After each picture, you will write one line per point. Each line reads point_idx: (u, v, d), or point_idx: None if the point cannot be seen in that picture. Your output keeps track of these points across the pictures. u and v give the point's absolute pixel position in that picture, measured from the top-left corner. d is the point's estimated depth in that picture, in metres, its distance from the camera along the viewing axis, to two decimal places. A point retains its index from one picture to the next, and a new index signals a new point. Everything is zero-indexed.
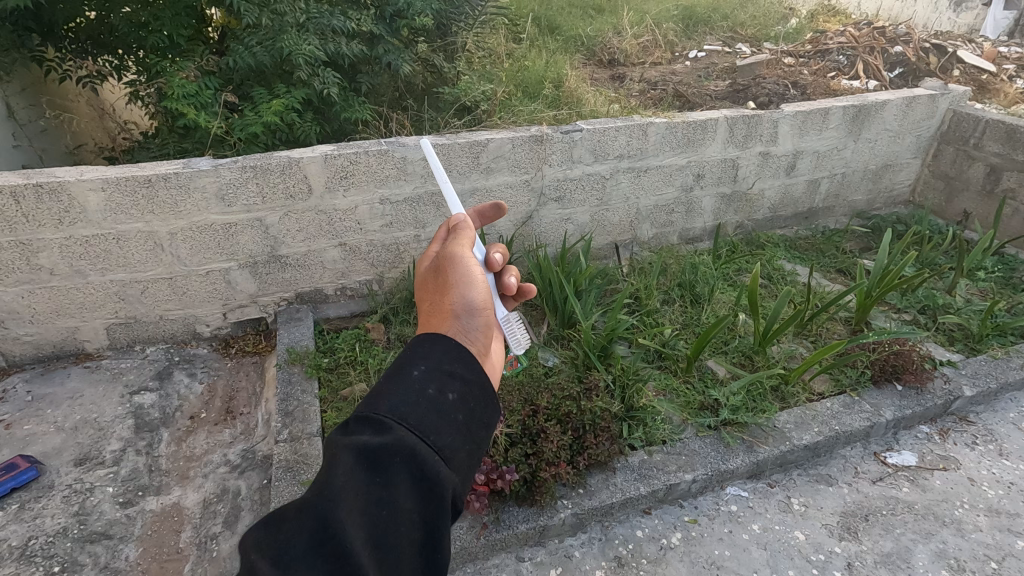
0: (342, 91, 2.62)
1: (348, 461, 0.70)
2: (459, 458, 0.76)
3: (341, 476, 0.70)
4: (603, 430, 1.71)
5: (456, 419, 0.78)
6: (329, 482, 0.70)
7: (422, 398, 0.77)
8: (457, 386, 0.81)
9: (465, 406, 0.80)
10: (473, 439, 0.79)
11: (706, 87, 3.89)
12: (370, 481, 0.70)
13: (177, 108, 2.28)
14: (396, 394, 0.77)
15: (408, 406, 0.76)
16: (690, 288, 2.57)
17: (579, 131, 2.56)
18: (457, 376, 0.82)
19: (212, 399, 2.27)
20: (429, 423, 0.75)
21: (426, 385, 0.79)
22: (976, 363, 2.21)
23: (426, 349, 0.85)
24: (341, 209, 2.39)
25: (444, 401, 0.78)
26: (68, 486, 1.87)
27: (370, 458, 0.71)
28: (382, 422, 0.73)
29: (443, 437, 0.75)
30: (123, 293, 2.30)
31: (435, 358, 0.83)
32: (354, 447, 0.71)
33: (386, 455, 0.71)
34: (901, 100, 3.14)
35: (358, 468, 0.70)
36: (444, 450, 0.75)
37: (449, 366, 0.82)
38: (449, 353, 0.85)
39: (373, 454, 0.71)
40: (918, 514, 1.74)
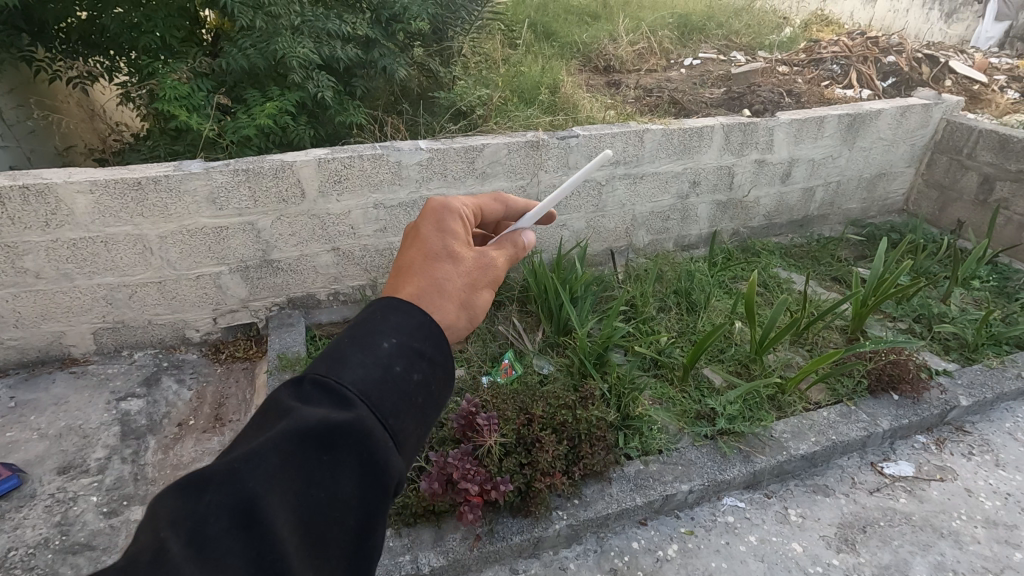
0: (337, 95, 2.59)
1: (296, 435, 0.65)
2: (410, 445, 0.72)
3: (284, 447, 0.64)
4: (598, 439, 1.69)
5: (416, 402, 0.73)
6: (268, 453, 0.64)
7: (387, 376, 0.72)
8: (424, 368, 0.76)
9: (427, 390, 0.75)
10: (427, 425, 0.75)
11: (702, 94, 3.89)
12: (316, 459, 0.65)
13: (168, 109, 2.25)
14: (360, 366, 0.72)
15: (370, 382, 0.70)
16: (686, 296, 2.56)
17: (575, 137, 2.55)
18: (426, 356, 0.77)
19: (201, 406, 2.23)
20: (388, 404, 0.70)
21: (393, 362, 0.73)
22: (972, 373, 2.20)
23: (404, 322, 0.79)
24: (335, 213, 2.36)
25: (408, 381, 0.73)
26: (50, 495, 1.82)
27: (319, 434, 0.65)
28: (342, 397, 0.68)
29: (400, 421, 0.71)
30: (111, 297, 2.26)
31: (407, 331, 0.78)
32: (304, 420, 0.66)
33: (338, 434, 0.65)
34: (895, 109, 3.15)
35: (304, 445, 0.65)
36: (399, 435, 0.71)
37: (420, 345, 0.77)
38: (422, 330, 0.79)
39: (325, 430, 0.65)
40: (916, 525, 1.72)
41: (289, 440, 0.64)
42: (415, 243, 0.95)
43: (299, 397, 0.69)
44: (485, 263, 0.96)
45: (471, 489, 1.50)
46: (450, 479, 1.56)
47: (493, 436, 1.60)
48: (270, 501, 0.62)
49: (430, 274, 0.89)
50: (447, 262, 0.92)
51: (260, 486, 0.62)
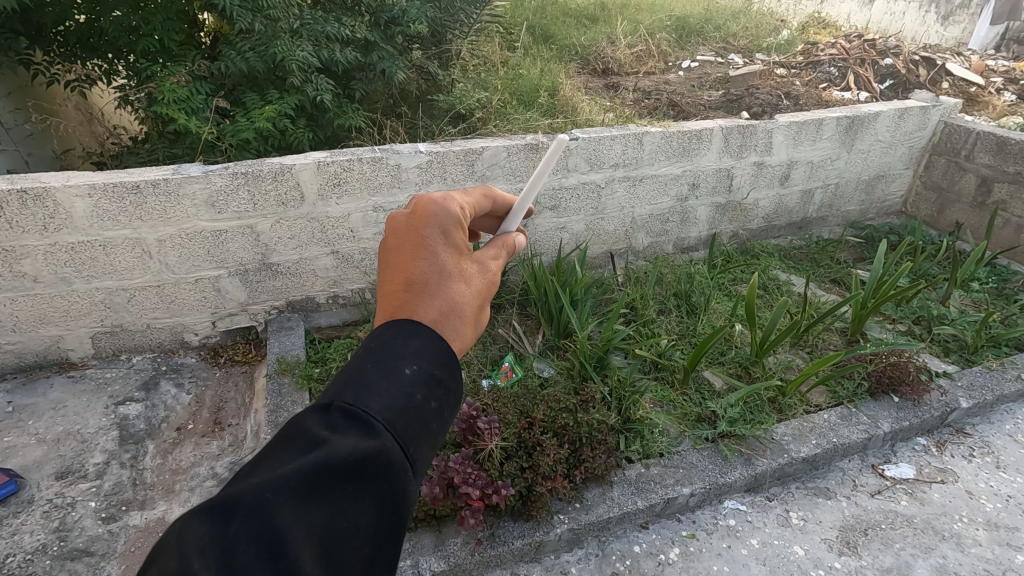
0: (336, 98, 2.60)
1: (320, 471, 0.61)
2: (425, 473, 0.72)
3: (309, 483, 0.60)
4: (600, 443, 1.69)
5: (433, 430, 0.72)
6: (290, 488, 0.60)
7: (411, 404, 0.70)
8: (442, 395, 0.74)
9: (443, 417, 0.74)
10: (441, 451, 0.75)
11: (700, 97, 3.90)
12: (340, 493, 0.62)
13: (167, 113, 2.24)
14: (383, 394, 0.69)
15: (394, 412, 0.68)
16: (686, 298, 2.56)
17: (574, 139, 2.55)
18: (444, 383, 0.75)
19: (200, 410, 2.22)
20: (411, 434, 0.69)
21: (416, 391, 0.71)
22: (972, 375, 2.20)
23: (423, 347, 0.75)
24: (334, 216, 2.36)
25: (428, 409, 0.72)
26: (48, 501, 1.81)
27: (346, 469, 0.62)
28: (369, 428, 0.65)
29: (420, 451, 0.69)
30: (109, 301, 2.25)
31: (428, 355, 0.75)
32: (329, 454, 0.62)
33: (365, 468, 0.63)
34: (893, 112, 3.16)
35: (328, 481, 0.61)
36: (417, 465, 0.70)
37: (442, 371, 0.75)
38: (442, 355, 0.76)
39: (352, 463, 0.62)
40: (917, 528, 1.72)
41: (312, 475, 0.61)
42: (417, 249, 0.84)
43: (322, 426, 0.65)
44: (489, 277, 0.90)
45: (472, 493, 1.49)
46: (450, 484, 1.55)
47: (493, 440, 1.59)
48: (297, 537, 0.59)
49: (444, 291, 0.81)
50: (457, 276, 0.83)
51: (286, 521, 0.59)
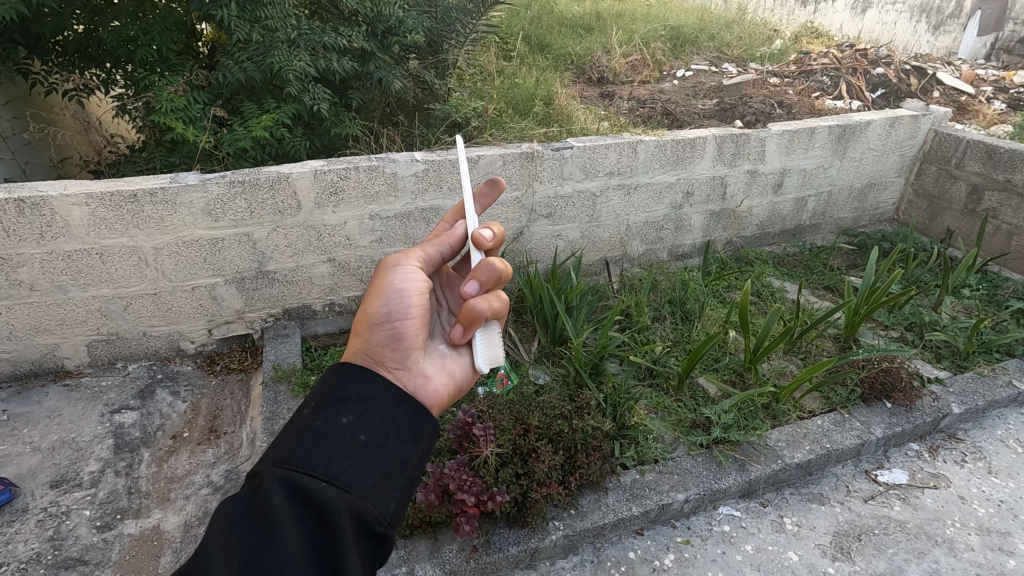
0: (333, 107, 2.62)
1: (232, 516, 0.71)
2: (363, 479, 0.76)
3: (220, 533, 0.70)
4: (595, 449, 1.70)
5: (354, 441, 0.79)
6: (207, 538, 0.70)
7: (309, 433, 0.79)
8: (351, 409, 0.82)
9: (365, 426, 0.81)
10: (380, 455, 0.79)
11: (694, 105, 3.94)
12: (255, 525, 0.70)
13: (164, 122, 2.26)
14: (284, 438, 0.79)
15: (293, 446, 0.77)
16: (680, 305, 2.57)
17: (569, 148, 2.57)
18: (352, 398, 0.83)
19: (196, 418, 2.22)
20: (318, 454, 0.76)
21: (312, 418, 0.80)
22: (963, 381, 2.22)
23: (323, 380, 0.87)
24: (330, 224, 2.37)
25: (335, 428, 0.79)
26: (42, 509, 1.81)
27: (251, 505, 0.72)
28: (266, 468, 0.75)
29: (334, 464, 0.76)
30: (105, 309, 2.25)
31: (327, 386, 0.86)
32: (233, 502, 0.72)
33: (265, 496, 0.72)
34: (884, 120, 3.20)
35: (239, 521, 0.71)
36: (341, 475, 0.75)
37: (341, 392, 0.84)
38: (342, 378, 0.87)
39: (257, 498, 0.72)
40: (910, 533, 1.73)
41: (223, 521, 0.71)
42: None
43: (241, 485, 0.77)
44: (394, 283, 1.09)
45: (467, 500, 1.49)
46: (446, 491, 1.55)
47: (488, 447, 1.58)
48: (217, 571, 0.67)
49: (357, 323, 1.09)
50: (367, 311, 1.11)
51: (207, 562, 0.67)
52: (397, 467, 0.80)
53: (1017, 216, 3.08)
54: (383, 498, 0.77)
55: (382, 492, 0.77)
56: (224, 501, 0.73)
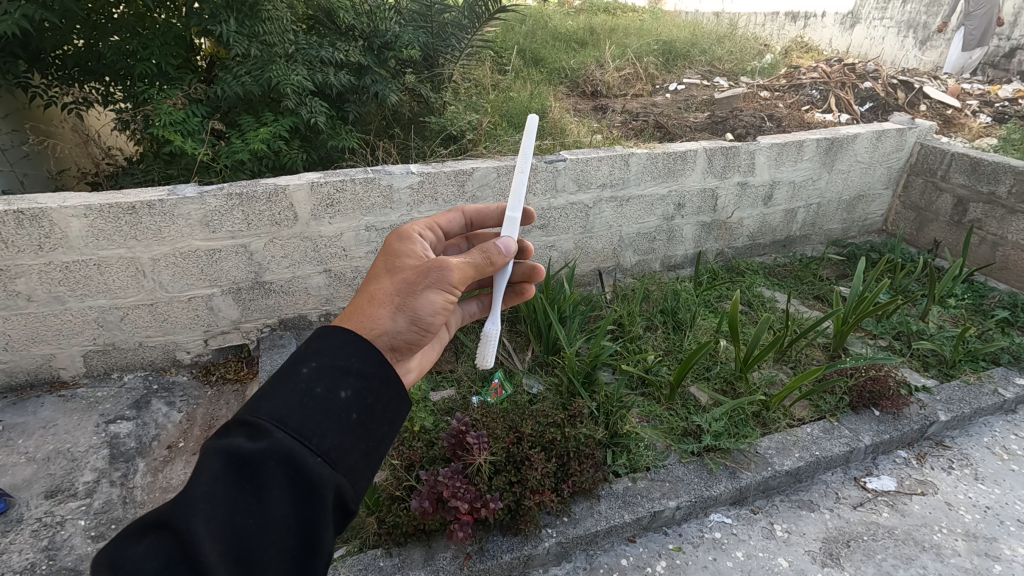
0: (330, 120, 2.66)
1: (219, 467, 0.69)
2: (349, 457, 0.76)
3: (204, 483, 0.68)
4: (587, 456, 1.72)
5: (348, 418, 0.77)
6: (191, 487, 0.67)
7: (308, 399, 0.76)
8: (350, 384, 0.80)
9: (359, 404, 0.80)
10: (366, 436, 0.79)
11: (686, 118, 4.00)
12: (241, 485, 0.69)
13: (163, 135, 2.29)
14: (278, 395, 0.76)
15: (289, 408, 0.75)
16: (672, 315, 2.61)
17: (562, 160, 2.62)
18: (351, 372, 0.81)
19: (191, 428, 2.22)
20: (312, 423, 0.74)
21: (312, 385, 0.77)
22: (950, 389, 2.26)
23: (327, 344, 0.83)
24: (327, 235, 2.40)
25: (332, 400, 0.77)
26: (37, 519, 1.81)
27: (241, 461, 0.69)
28: (261, 426, 0.72)
29: (327, 438, 0.74)
30: (102, 319, 2.27)
31: (330, 351, 0.82)
32: (223, 452, 0.70)
33: (258, 457, 0.70)
34: (871, 134, 3.27)
35: (226, 475, 0.69)
36: (330, 450, 0.74)
37: (344, 362, 0.81)
38: (345, 348, 0.83)
39: (249, 457, 0.70)
40: (898, 539, 1.75)
41: (209, 472, 0.69)
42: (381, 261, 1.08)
43: (227, 429, 0.74)
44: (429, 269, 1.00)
45: (461, 506, 1.50)
46: (440, 498, 1.56)
47: (482, 454, 1.62)
48: (199, 528, 0.65)
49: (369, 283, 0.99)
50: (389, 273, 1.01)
51: (190, 516, 0.66)
52: (375, 448, 0.81)
53: (1001, 227, 3.13)
54: (360, 476, 0.77)
55: (361, 471, 0.77)
56: (211, 446, 0.70)
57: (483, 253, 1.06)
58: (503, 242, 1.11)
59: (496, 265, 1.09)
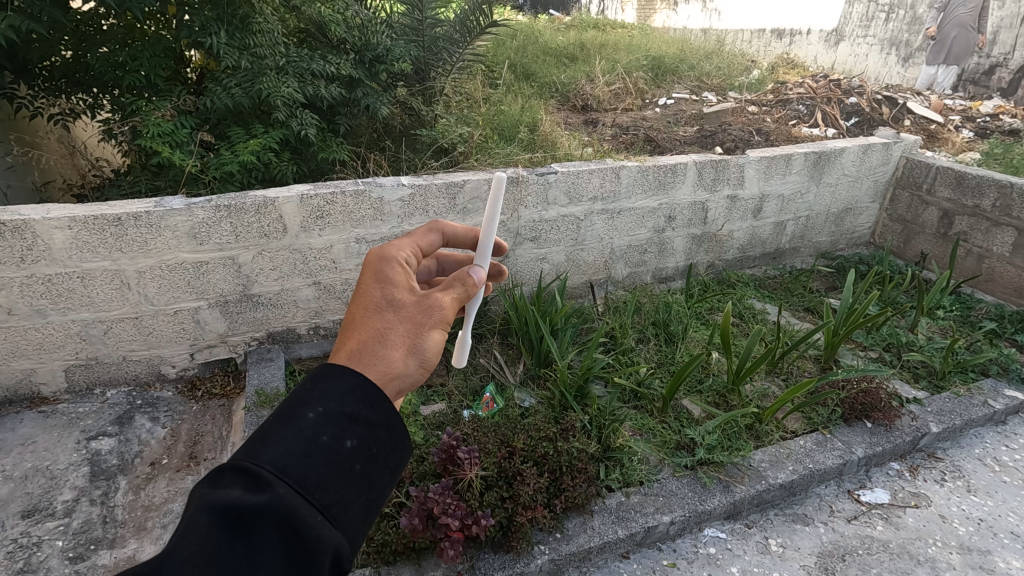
0: (320, 132, 2.65)
1: (211, 520, 0.64)
2: (349, 513, 0.71)
3: (193, 539, 0.63)
4: (580, 472, 1.70)
5: (351, 470, 0.72)
6: (182, 542, 0.62)
7: (312, 447, 0.70)
8: (357, 432, 0.74)
9: (364, 454, 0.74)
10: (368, 489, 0.73)
11: (676, 132, 4.04)
12: (237, 542, 0.64)
13: (151, 146, 2.26)
14: (281, 441, 0.70)
15: (292, 457, 0.69)
16: (664, 327, 2.61)
17: (553, 173, 2.63)
18: (358, 419, 0.75)
19: (175, 444, 2.18)
20: (313, 476, 0.69)
21: (318, 433, 0.71)
22: (941, 401, 2.27)
23: (336, 384, 0.78)
24: (317, 248, 2.39)
25: (338, 450, 0.72)
26: (13, 540, 1.74)
27: (236, 516, 0.64)
28: (261, 478, 0.67)
29: (329, 491, 0.69)
30: (85, 333, 2.23)
31: (336, 394, 0.76)
32: (219, 504, 0.64)
33: (255, 514, 0.64)
34: (857, 148, 3.32)
35: (219, 529, 0.64)
36: (331, 507, 0.69)
37: (350, 408, 0.76)
38: (354, 391, 0.77)
39: (245, 513, 0.64)
40: (894, 552, 1.74)
41: (202, 525, 0.64)
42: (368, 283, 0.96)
43: (223, 477, 0.68)
44: (429, 305, 0.94)
45: (453, 523, 1.46)
46: (430, 515, 1.52)
47: (473, 470, 1.58)
48: None
49: (368, 321, 0.90)
50: (390, 307, 0.93)
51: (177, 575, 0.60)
52: (376, 502, 0.75)
53: (986, 240, 3.17)
54: (356, 532, 0.72)
55: (359, 527, 0.72)
56: (206, 497, 0.65)
57: (467, 285, 1.04)
58: (476, 270, 1.06)
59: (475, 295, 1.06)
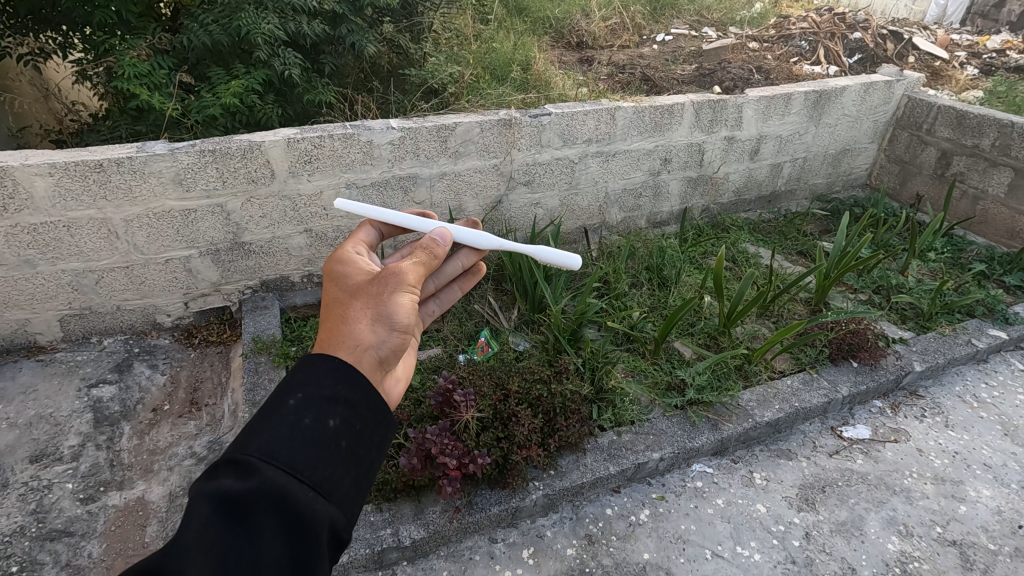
0: (304, 73, 2.54)
1: (207, 510, 0.64)
2: (341, 489, 0.73)
3: (193, 531, 0.63)
4: (573, 412, 1.75)
5: (337, 448, 0.74)
6: (184, 534, 0.63)
7: (297, 430, 0.71)
8: (339, 412, 0.76)
9: (348, 431, 0.76)
10: (355, 464, 0.75)
11: (674, 70, 3.90)
12: (236, 526, 0.65)
13: (128, 88, 2.17)
14: (266, 429, 0.71)
15: (278, 442, 0.70)
16: (657, 272, 2.62)
17: (547, 115, 2.56)
18: (338, 399, 0.77)
19: (176, 390, 2.22)
20: (301, 457, 0.70)
21: (300, 416, 0.72)
22: (926, 341, 2.32)
23: (311, 370, 0.79)
24: (307, 194, 2.35)
25: (323, 430, 0.73)
26: (23, 483, 1.79)
27: (231, 503, 0.65)
28: (250, 464, 0.67)
29: (319, 469, 0.70)
30: (76, 283, 2.21)
31: (315, 379, 0.77)
32: (212, 495, 0.65)
33: (249, 498, 0.65)
34: (859, 86, 3.23)
35: (216, 519, 0.64)
36: (322, 483, 0.71)
37: (329, 390, 0.77)
38: (332, 374, 0.79)
39: (239, 500, 0.65)
40: (871, 484, 1.82)
41: (199, 515, 0.64)
42: (328, 282, 0.97)
43: (213, 470, 0.69)
44: (386, 274, 0.93)
45: (449, 463, 1.51)
46: (428, 455, 1.57)
47: (470, 412, 1.62)
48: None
49: (329, 311, 0.91)
50: (349, 291, 0.94)
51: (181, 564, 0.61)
52: (366, 475, 0.77)
53: (983, 181, 3.15)
54: (350, 505, 0.74)
55: (352, 500, 0.74)
56: (199, 490, 0.65)
57: (427, 248, 1.03)
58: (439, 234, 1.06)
59: (441, 255, 1.05)
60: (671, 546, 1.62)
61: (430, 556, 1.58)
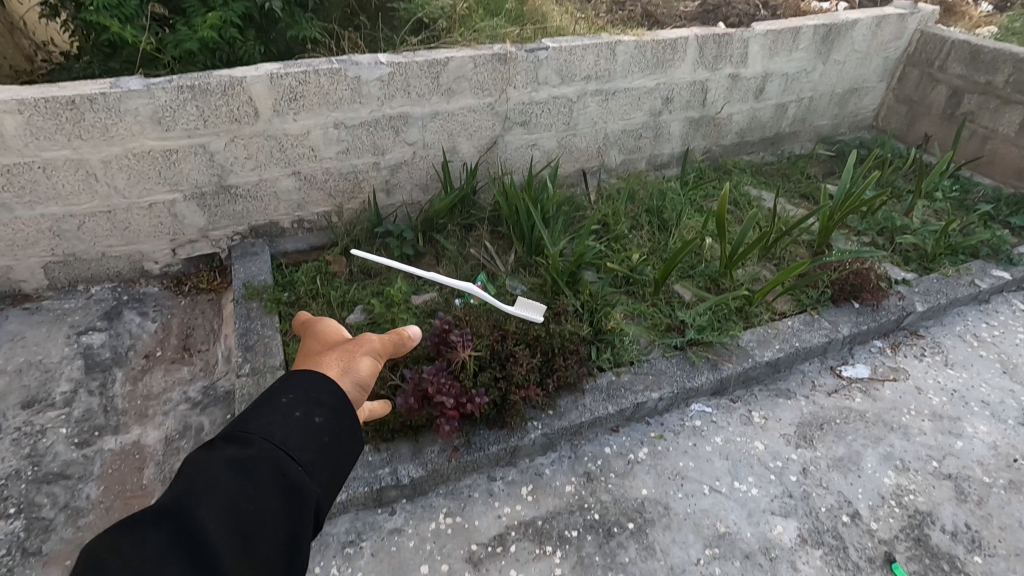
0: (286, 5, 2.38)
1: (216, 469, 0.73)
2: (321, 476, 0.83)
3: (201, 482, 0.71)
4: (572, 353, 1.72)
5: (320, 441, 0.84)
6: (198, 480, 0.70)
7: (289, 421, 0.83)
8: (323, 412, 0.87)
9: (329, 429, 0.86)
10: (333, 458, 0.86)
11: (677, 5, 3.71)
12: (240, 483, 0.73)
13: (97, 20, 2.03)
14: (262, 417, 0.82)
15: (273, 427, 0.81)
16: (658, 214, 2.55)
17: (544, 49, 2.43)
18: (321, 403, 0.88)
19: (167, 338, 2.18)
20: (295, 443, 0.81)
21: (292, 410, 0.84)
22: (929, 282, 2.29)
23: (294, 381, 0.90)
24: (293, 134, 2.24)
25: (309, 423, 0.84)
26: (16, 429, 1.77)
27: (239, 464, 0.75)
28: (252, 440, 0.78)
29: (306, 452, 0.81)
30: (58, 228, 2.14)
31: (301, 386, 0.89)
32: (224, 459, 0.74)
33: (255, 462, 0.76)
34: (870, 20, 3.08)
35: (224, 475, 0.72)
36: (309, 464, 0.81)
37: (314, 394, 0.89)
38: (314, 382, 0.91)
39: (248, 463, 0.75)
40: (869, 421, 1.82)
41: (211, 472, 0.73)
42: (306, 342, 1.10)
43: (215, 445, 0.78)
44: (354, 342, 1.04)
45: (447, 402, 1.49)
46: (426, 394, 1.55)
47: (466, 351, 1.59)
48: (203, 517, 0.67)
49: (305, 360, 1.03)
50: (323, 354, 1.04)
51: (192, 508, 0.68)
52: (340, 473, 0.87)
53: (994, 119, 3.05)
54: (326, 493, 0.84)
55: (328, 488, 0.84)
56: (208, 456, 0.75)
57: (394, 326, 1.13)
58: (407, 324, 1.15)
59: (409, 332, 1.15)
60: (669, 483, 1.63)
61: (429, 494, 1.58)
